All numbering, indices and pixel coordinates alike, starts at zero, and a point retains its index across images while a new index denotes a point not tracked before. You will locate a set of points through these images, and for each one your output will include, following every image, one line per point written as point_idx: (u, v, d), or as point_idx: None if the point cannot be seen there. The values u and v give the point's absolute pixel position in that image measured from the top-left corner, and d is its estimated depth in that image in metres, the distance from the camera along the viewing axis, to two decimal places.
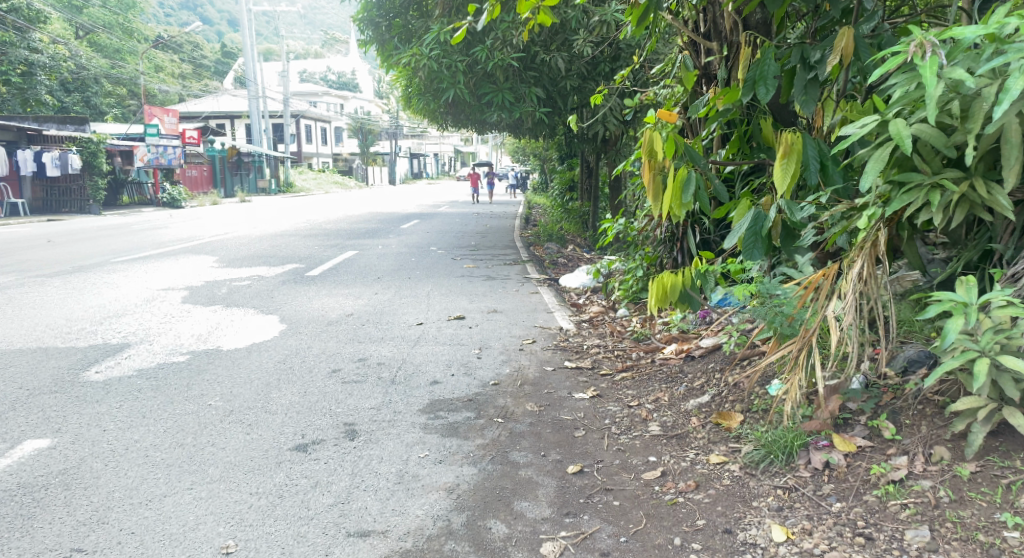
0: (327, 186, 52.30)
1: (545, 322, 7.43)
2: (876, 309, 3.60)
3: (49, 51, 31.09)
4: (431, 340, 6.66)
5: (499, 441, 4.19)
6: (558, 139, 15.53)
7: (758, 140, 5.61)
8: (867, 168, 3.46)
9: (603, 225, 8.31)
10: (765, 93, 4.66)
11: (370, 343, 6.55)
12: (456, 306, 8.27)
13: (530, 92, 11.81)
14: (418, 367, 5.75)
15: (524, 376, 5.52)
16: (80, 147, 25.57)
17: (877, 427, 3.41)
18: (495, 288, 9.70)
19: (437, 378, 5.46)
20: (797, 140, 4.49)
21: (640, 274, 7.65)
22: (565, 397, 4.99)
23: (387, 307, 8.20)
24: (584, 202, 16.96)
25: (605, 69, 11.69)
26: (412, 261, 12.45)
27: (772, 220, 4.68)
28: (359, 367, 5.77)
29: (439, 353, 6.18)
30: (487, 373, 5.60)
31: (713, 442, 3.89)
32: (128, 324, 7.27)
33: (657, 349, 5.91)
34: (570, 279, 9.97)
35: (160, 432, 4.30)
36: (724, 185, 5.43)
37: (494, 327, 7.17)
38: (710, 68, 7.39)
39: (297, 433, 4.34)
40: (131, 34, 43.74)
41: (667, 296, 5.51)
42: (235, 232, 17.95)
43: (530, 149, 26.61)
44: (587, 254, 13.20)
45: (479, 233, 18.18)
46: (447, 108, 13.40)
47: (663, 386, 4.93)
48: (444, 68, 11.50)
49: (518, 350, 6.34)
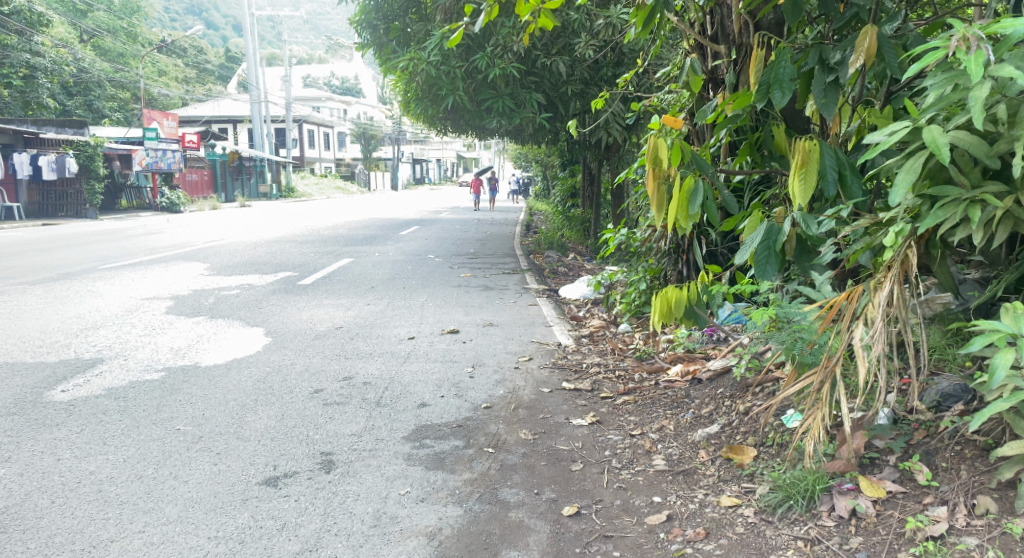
0: (329, 191, 52.01)
1: (543, 337, 7.07)
2: (907, 336, 3.24)
3: (51, 55, 30.91)
4: (422, 357, 6.29)
5: (489, 476, 3.84)
6: (560, 145, 15.19)
7: (769, 147, 5.26)
8: (899, 180, 3.10)
9: (604, 235, 7.94)
10: (780, 97, 4.28)
11: (357, 360, 6.18)
12: (451, 319, 7.91)
13: (531, 97, 11.46)
14: (407, 388, 5.39)
15: (518, 398, 5.16)
16: (76, 150, 25.23)
17: (910, 470, 3.05)
18: (492, 299, 9.33)
19: (425, 401, 5.10)
20: (814, 148, 4.16)
21: (643, 287, 7.28)
22: (563, 423, 4.63)
23: (379, 320, 7.84)
24: (585, 210, 16.60)
25: (608, 74, 11.35)
26: (409, 270, 12.09)
27: (786, 234, 4.34)
28: (343, 388, 5.40)
29: (429, 372, 5.81)
30: (479, 395, 5.23)
31: (723, 480, 3.54)
32: (104, 337, 6.93)
33: (661, 370, 5.55)
34: (570, 290, 9.60)
35: (119, 462, 3.95)
36: (734, 196, 5.09)
37: (489, 343, 6.81)
38: (717, 72, 7.05)
39: (269, 464, 3.98)
40: (134, 38, 43.59)
41: (673, 312, 5.16)
42: (231, 238, 17.62)
43: (532, 155, 26.29)
44: (589, 264, 12.84)
45: (479, 240, 17.82)
46: (446, 114, 13.08)
47: (668, 412, 4.57)
48: (444, 73, 11.17)
49: (513, 368, 5.97)
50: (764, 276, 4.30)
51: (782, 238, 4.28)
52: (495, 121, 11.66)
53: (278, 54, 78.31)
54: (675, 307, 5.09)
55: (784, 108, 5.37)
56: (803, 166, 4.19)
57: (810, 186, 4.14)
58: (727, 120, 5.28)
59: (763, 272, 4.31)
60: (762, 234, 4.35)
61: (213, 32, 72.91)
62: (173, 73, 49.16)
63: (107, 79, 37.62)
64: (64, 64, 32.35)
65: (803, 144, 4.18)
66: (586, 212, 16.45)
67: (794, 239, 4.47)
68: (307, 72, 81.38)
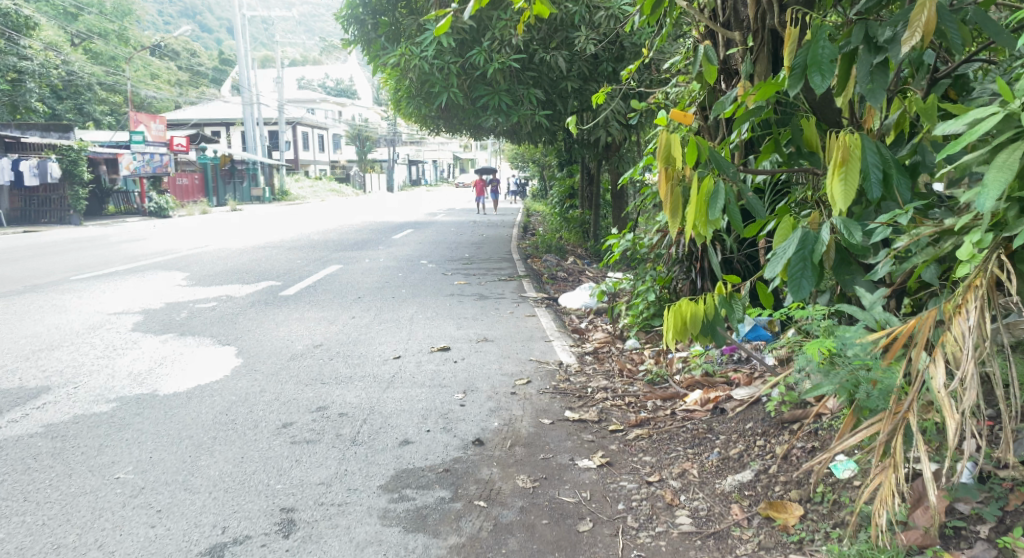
0: (323, 194, 51.33)
1: (542, 354, 6.42)
2: (997, 377, 2.60)
3: (40, 58, 30.18)
4: (409, 381, 5.64)
5: (479, 541, 3.21)
6: (558, 145, 14.54)
7: (797, 143, 4.65)
8: (989, 180, 2.50)
9: (607, 241, 7.29)
10: (819, 82, 3.69)
11: (335, 385, 5.52)
12: (442, 334, 7.25)
13: (528, 93, 10.82)
14: (389, 421, 4.73)
15: (515, 433, 4.51)
16: (60, 153, 24.48)
17: (1011, 548, 2.52)
18: (487, 310, 8.69)
19: (409, 437, 4.46)
20: (857, 143, 3.56)
21: (652, 298, 6.65)
22: (567, 466, 3.98)
23: (363, 336, 7.18)
24: (584, 211, 15.98)
25: (608, 69, 10.73)
26: (399, 277, 11.43)
27: (825, 242, 3.77)
28: (317, 421, 4.74)
29: (415, 400, 5.16)
30: (470, 429, 4.59)
31: (765, 549, 2.94)
32: (56, 360, 6.24)
33: (677, 397, 4.90)
34: (571, 298, 8.96)
35: (35, 528, 3.29)
36: (759, 198, 4.46)
37: (483, 362, 6.17)
38: (731, 62, 6.43)
39: (216, 526, 3.34)
40: (126, 41, 42.86)
41: (688, 328, 4.44)
42: (217, 244, 16.93)
43: (529, 157, 25.70)
44: (589, 268, 12.19)
45: (474, 244, 17.17)
46: (439, 113, 12.41)
47: (689, 452, 3.96)
48: (437, 69, 10.49)
49: (510, 393, 5.32)
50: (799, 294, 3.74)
51: (821, 249, 3.71)
52: (491, 119, 10.99)
53: (272, 56, 77.62)
54: (691, 322, 4.41)
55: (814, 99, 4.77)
56: (842, 165, 3.59)
57: (854, 189, 3.53)
58: (749, 113, 4.67)
59: (798, 289, 3.74)
60: (795, 244, 3.77)
61: (206, 35, 72.04)
62: (166, 76, 48.41)
63: (97, 83, 36.91)
64: (54, 67, 31.61)
65: (843, 139, 3.57)
66: (584, 213, 15.82)
67: (833, 249, 3.90)
68: (300, 73, 80.67)
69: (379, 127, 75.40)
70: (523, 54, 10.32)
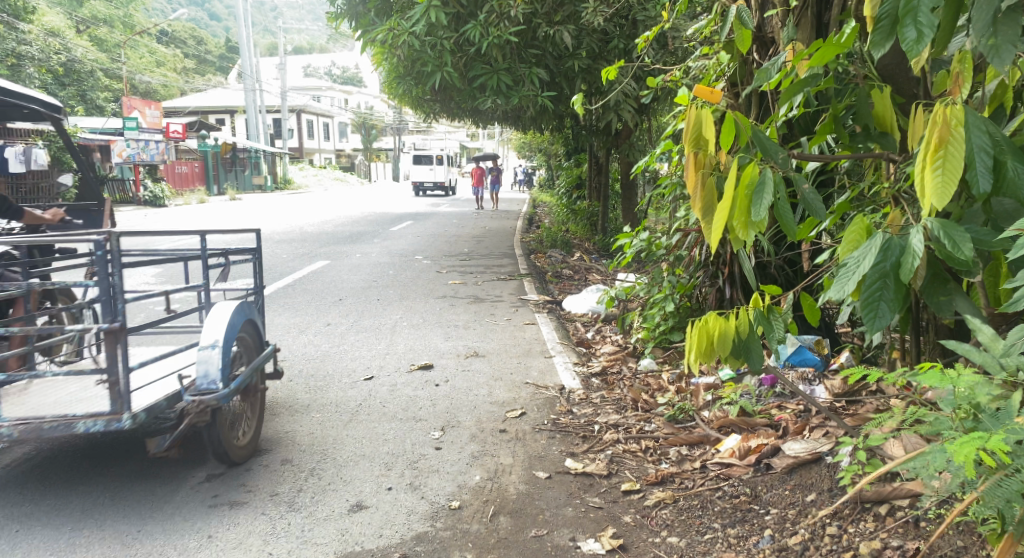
0: (326, 183, 50.26)
1: (540, 376, 5.39)
2: None
3: (40, 44, 29.08)
4: (378, 412, 4.63)
5: None
6: (564, 131, 13.45)
7: (863, 120, 3.61)
8: None
9: (619, 241, 6.23)
10: (916, 39, 2.63)
11: (285, 418, 4.51)
12: (424, 348, 6.23)
13: (530, 73, 9.66)
14: (342, 474, 3.73)
15: (501, 492, 3.52)
16: (47, 141, 23.53)
17: None
18: (481, 316, 7.64)
19: (364, 499, 3.47)
20: (959, 118, 2.54)
21: (672, 309, 5.62)
22: (565, 552, 3.00)
23: (334, 350, 6.17)
24: (592, 202, 14.88)
25: (620, 46, 9.67)
26: (389, 276, 10.42)
27: (917, 254, 2.78)
28: (251, 472, 3.73)
29: (380, 441, 4.15)
30: (443, 486, 3.59)
31: None
32: None
33: (707, 443, 3.89)
34: (577, 302, 7.92)
35: None
36: (816, 190, 3.37)
37: (470, 386, 5.16)
38: (766, 28, 5.40)
39: None
40: (130, 27, 41.86)
41: (716, 351, 3.29)
42: (204, 237, 15.86)
43: (536, 145, 24.62)
44: (599, 265, 11.15)
45: (474, 237, 16.09)
46: (434, 94, 11.35)
47: (733, 539, 2.97)
48: (429, 47, 9.40)
49: (498, 431, 4.30)
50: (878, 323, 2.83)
51: (915, 267, 2.77)
52: (490, 103, 9.91)
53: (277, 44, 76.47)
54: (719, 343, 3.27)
55: (879, 64, 3.73)
56: (946, 148, 2.56)
57: (954, 179, 2.53)
58: (802, 83, 3.62)
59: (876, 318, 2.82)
60: (876, 255, 2.84)
61: (211, 21, 70.86)
62: (171, 63, 47.44)
63: (100, 69, 35.93)
64: (53, 53, 30.51)
65: (942, 112, 2.57)
66: (592, 205, 14.71)
67: (926, 262, 2.94)
68: (305, 61, 79.37)
69: (386, 116, 74.29)
70: (524, 28, 9.28)
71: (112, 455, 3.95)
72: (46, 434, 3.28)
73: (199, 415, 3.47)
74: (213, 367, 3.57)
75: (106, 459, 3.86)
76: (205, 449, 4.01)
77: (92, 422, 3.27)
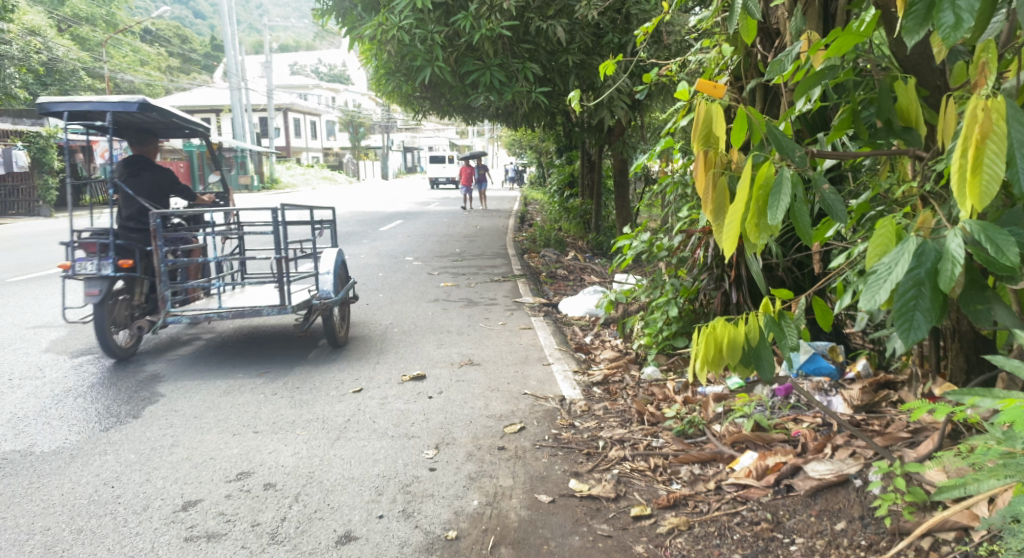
0: (313, 182, 49.78)
1: (539, 387, 5.14)
2: None
3: (21, 43, 28.59)
4: (368, 429, 4.36)
5: None
6: (556, 128, 13.18)
7: (886, 114, 3.31)
8: None
9: (618, 243, 5.98)
10: (954, 24, 2.39)
11: (269, 436, 4.24)
12: (416, 356, 5.96)
13: (523, 68, 9.40)
14: (329, 499, 3.46)
15: (501, 520, 3.27)
16: (27, 141, 23.13)
17: None
18: (475, 320, 7.39)
19: (353, 529, 3.20)
20: (1001, 108, 2.25)
21: (675, 313, 5.37)
22: None
23: (322, 360, 5.89)
24: (585, 200, 14.63)
25: (615, 41, 9.42)
26: (379, 278, 10.14)
27: (959, 262, 2.41)
28: (232, 498, 3.45)
29: (370, 461, 3.88)
30: (439, 512, 3.33)
31: None
32: None
33: (721, 461, 3.64)
34: (574, 305, 7.67)
35: None
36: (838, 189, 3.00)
37: (465, 398, 4.90)
38: (771, 19, 5.17)
39: None
40: (113, 26, 41.34)
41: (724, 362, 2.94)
42: None
43: (527, 142, 24.34)
44: (593, 265, 10.89)
45: (465, 237, 15.81)
46: (423, 91, 11.08)
47: None
48: (418, 41, 9.14)
49: (497, 449, 4.04)
50: (912, 339, 2.47)
51: (955, 275, 2.40)
52: (481, 99, 9.65)
53: (262, 43, 75.86)
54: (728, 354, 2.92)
55: (901, 56, 3.47)
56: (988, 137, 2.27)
57: (994, 177, 2.24)
58: (820, 75, 3.37)
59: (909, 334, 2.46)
60: (911, 263, 2.46)
61: (195, 19, 70.22)
62: (155, 62, 46.88)
63: (83, 68, 35.39)
64: (35, 52, 30.02)
65: (981, 103, 2.29)
66: (585, 203, 14.47)
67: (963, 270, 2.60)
68: (291, 59, 78.78)
69: (373, 114, 73.81)
70: (516, 22, 9.04)
71: (262, 345, 6.43)
72: (246, 316, 5.78)
73: (323, 309, 5.88)
74: (329, 283, 5.98)
75: (261, 345, 6.34)
76: (318, 343, 6.50)
77: (273, 307, 5.75)
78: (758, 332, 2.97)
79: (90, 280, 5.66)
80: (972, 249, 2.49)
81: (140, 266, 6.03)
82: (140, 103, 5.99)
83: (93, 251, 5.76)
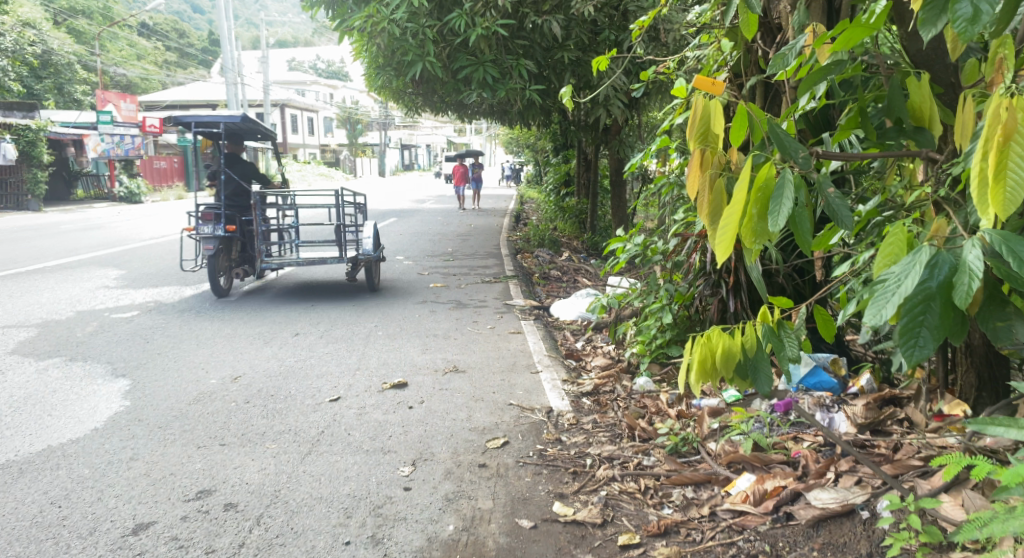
0: (308, 179, 49.44)
1: (526, 396, 4.89)
2: None
3: (14, 35, 28.24)
4: (342, 442, 4.10)
5: None
6: (552, 126, 12.93)
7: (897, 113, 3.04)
8: None
9: (610, 246, 5.73)
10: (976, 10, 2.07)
11: (236, 450, 3.98)
12: (399, 362, 5.71)
13: (518, 64, 9.12)
14: (293, 522, 3.21)
15: (478, 548, 3.02)
16: (16, 134, 22.76)
17: None
18: (463, 324, 7.14)
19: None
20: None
21: (667, 320, 5.12)
22: None
23: (301, 365, 5.64)
24: (581, 200, 14.37)
25: (611, 38, 9.18)
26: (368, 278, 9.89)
27: (979, 276, 2.08)
28: (187, 521, 3.20)
29: (341, 479, 3.63)
30: (411, 539, 3.08)
31: None
32: None
33: (717, 483, 3.40)
34: (566, 308, 7.42)
35: None
36: (843, 195, 2.73)
37: (447, 408, 4.66)
38: (772, 14, 4.94)
39: None
40: (108, 18, 41.00)
41: (711, 373, 2.67)
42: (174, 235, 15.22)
43: (523, 141, 24.05)
44: (588, 266, 10.65)
45: (458, 236, 15.54)
46: (415, 87, 10.82)
47: None
48: (410, 35, 8.88)
49: (477, 466, 3.79)
50: (916, 360, 2.16)
51: (973, 290, 2.06)
52: (474, 95, 9.39)
53: (259, 38, 75.47)
54: (716, 365, 2.65)
55: (914, 49, 3.15)
56: (1013, 136, 1.97)
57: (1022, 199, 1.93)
58: (826, 70, 3.08)
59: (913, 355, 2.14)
60: (922, 274, 2.14)
61: (193, 14, 69.83)
62: (152, 56, 46.49)
63: (78, 62, 35.02)
64: (28, 44, 29.67)
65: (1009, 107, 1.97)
66: (581, 202, 14.22)
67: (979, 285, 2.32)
68: (288, 55, 78.42)
69: (370, 111, 73.49)
70: (511, 18, 8.80)
71: (319, 292, 8.89)
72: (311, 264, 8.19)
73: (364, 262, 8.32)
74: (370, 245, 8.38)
75: (317, 292, 8.80)
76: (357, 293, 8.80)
77: (333, 258, 8.28)
78: (754, 341, 2.72)
79: (207, 240, 8.21)
80: (992, 260, 2.17)
81: (236, 231, 8.55)
82: (241, 118, 8.40)
83: (209, 219, 8.28)
